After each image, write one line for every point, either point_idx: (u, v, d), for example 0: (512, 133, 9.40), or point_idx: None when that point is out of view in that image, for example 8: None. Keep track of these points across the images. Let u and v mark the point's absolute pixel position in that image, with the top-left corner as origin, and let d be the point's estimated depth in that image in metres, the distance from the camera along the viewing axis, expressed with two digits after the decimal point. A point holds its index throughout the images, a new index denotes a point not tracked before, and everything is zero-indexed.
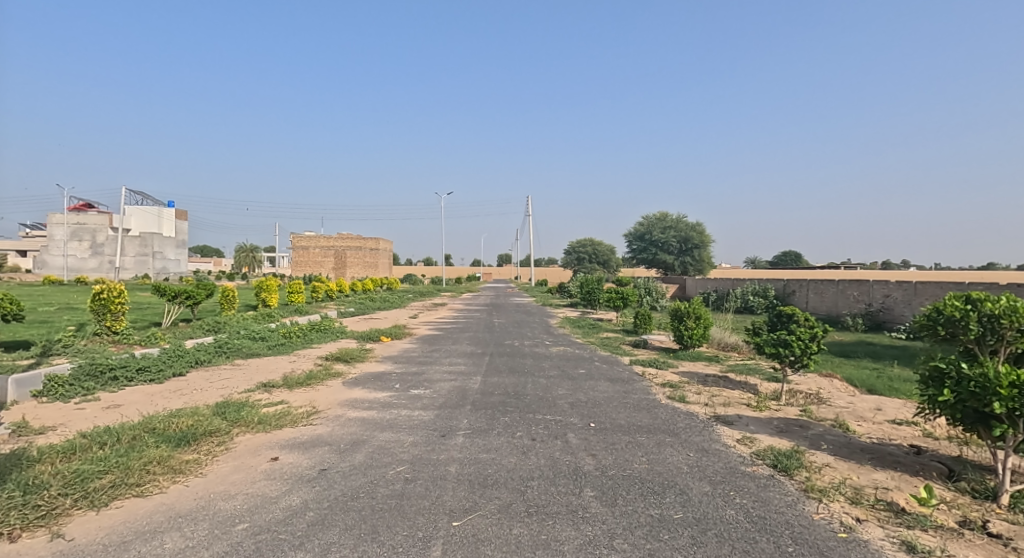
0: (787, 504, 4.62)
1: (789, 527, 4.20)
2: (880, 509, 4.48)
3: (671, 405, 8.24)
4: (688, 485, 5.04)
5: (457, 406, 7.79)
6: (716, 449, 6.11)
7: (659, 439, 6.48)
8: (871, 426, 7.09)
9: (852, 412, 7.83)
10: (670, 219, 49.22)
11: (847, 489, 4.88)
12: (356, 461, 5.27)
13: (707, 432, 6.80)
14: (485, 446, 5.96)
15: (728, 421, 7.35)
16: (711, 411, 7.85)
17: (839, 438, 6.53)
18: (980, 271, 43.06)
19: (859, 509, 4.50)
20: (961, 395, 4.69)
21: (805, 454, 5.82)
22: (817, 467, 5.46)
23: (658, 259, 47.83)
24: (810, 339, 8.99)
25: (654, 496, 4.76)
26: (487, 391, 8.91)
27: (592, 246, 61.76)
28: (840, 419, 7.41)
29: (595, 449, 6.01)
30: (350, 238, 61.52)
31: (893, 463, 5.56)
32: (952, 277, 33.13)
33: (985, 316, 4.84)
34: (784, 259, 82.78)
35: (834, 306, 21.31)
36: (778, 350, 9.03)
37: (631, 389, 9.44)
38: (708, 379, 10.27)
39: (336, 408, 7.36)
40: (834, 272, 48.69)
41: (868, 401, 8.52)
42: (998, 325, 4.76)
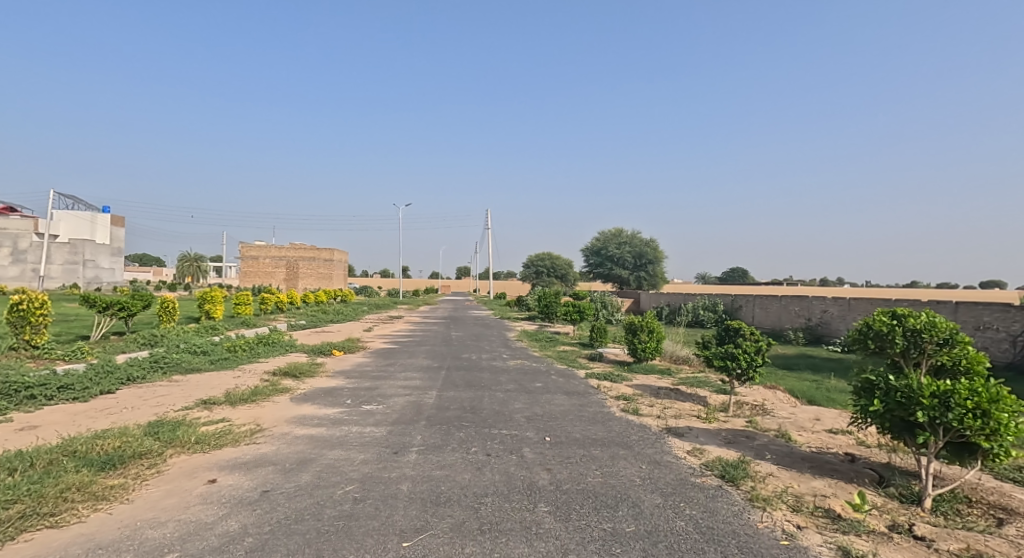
0: (733, 514, 4.72)
1: (735, 536, 4.29)
2: (819, 516, 4.65)
3: (624, 418, 8.34)
4: (640, 497, 5.07)
5: (411, 421, 7.63)
6: (667, 461, 6.21)
7: (613, 452, 6.53)
8: (811, 435, 7.36)
9: (793, 423, 8.11)
10: (624, 235, 50.20)
11: (789, 497, 5.05)
12: (302, 481, 5.06)
13: (659, 444, 6.91)
14: (439, 463, 5.85)
15: (679, 432, 7.49)
16: (663, 424, 7.97)
17: (782, 447, 6.76)
18: (921, 291, 45.15)
19: (799, 516, 4.65)
20: (889, 405, 4.94)
21: (750, 464, 5.99)
22: (761, 477, 5.62)
23: (613, 274, 48.46)
24: (755, 352, 9.31)
25: (607, 509, 4.78)
26: (442, 406, 8.77)
27: (551, 258, 62.08)
28: (782, 429, 7.67)
29: (550, 464, 5.99)
30: (302, 247, 59.89)
31: (829, 471, 5.80)
32: (882, 293, 35.01)
33: (909, 330, 5.17)
34: (732, 275, 85.63)
35: (777, 320, 22.17)
36: (726, 363, 9.30)
37: (587, 402, 9.51)
38: (660, 392, 10.45)
39: (282, 425, 7.08)
40: (776, 290, 50.54)
41: (808, 412, 8.86)
42: (920, 338, 5.09)
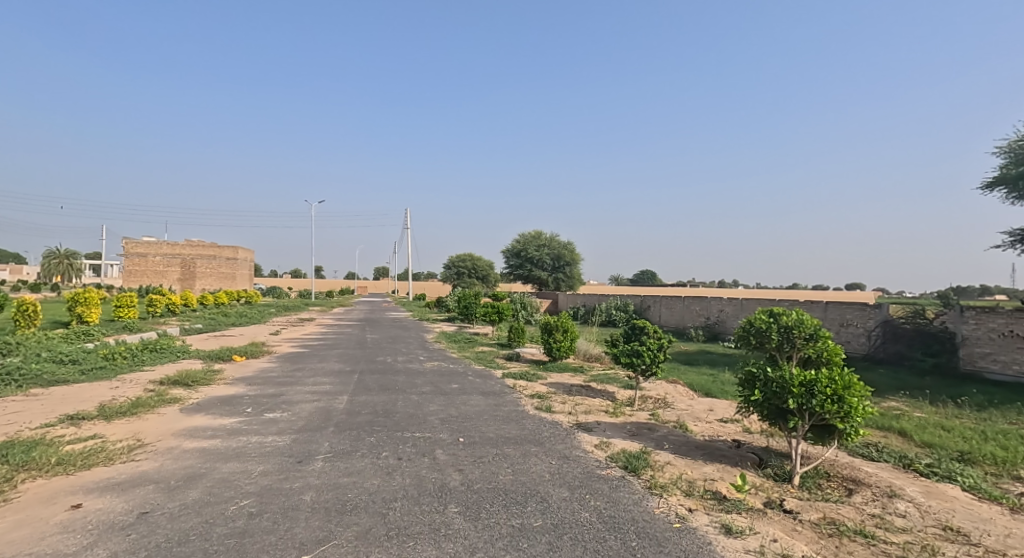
0: (634, 502, 4.95)
1: (634, 523, 4.51)
2: (707, 498, 4.99)
3: (537, 415, 8.49)
4: (549, 492, 5.19)
5: (318, 428, 7.33)
6: (576, 456, 6.40)
7: (525, 449, 6.63)
8: (705, 425, 7.90)
9: (690, 413, 8.65)
10: (543, 238, 51.13)
11: (683, 483, 5.37)
12: (189, 499, 4.71)
13: (569, 439, 7.10)
14: (347, 470, 5.65)
15: (588, 427, 7.74)
16: (574, 420, 8.20)
17: (680, 437, 7.19)
18: (806, 292, 49.81)
19: (691, 500, 4.97)
20: (767, 394, 5.42)
21: (651, 454, 6.32)
22: (660, 466, 5.94)
23: (533, 275, 49.12)
24: (657, 349, 9.81)
25: (516, 506, 4.85)
26: (353, 411, 8.48)
27: (471, 259, 61.76)
28: (681, 420, 8.15)
29: (462, 464, 5.98)
30: (200, 245, 55.71)
31: (718, 457, 6.25)
32: (773, 292, 38.28)
33: (782, 326, 5.82)
34: (642, 277, 89.89)
35: (681, 319, 23.54)
36: (632, 360, 9.74)
37: (502, 401, 9.59)
38: (573, 389, 10.75)
39: (168, 439, 6.54)
40: (683, 291, 53.74)
41: (704, 404, 9.48)
42: (791, 334, 5.74)
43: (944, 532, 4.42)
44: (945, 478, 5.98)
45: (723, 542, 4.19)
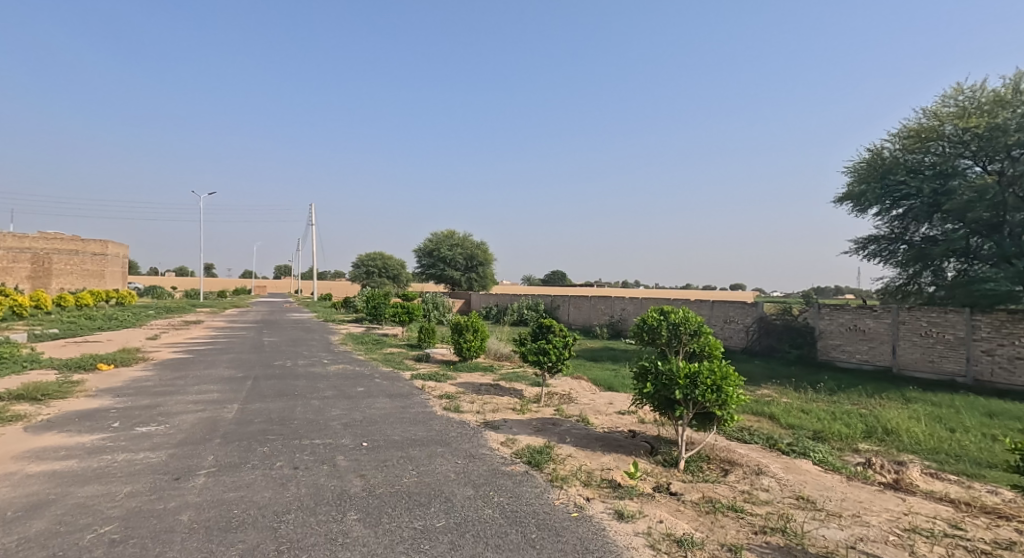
0: (535, 495, 5.06)
1: (534, 516, 4.61)
2: (604, 487, 5.22)
3: (445, 416, 8.43)
4: (453, 491, 5.17)
5: (202, 440, 6.80)
6: (482, 454, 6.42)
7: (431, 450, 6.56)
8: (605, 417, 8.26)
9: (592, 407, 8.99)
10: (456, 237, 50.84)
11: (582, 474, 5.58)
12: (35, 532, 4.20)
13: (475, 438, 7.12)
14: (235, 484, 5.29)
15: (495, 425, 7.80)
16: (481, 418, 8.23)
17: (582, 430, 7.45)
18: (702, 292, 53.52)
19: (589, 489, 5.16)
20: (657, 386, 5.76)
21: (553, 448, 6.49)
22: (562, 458, 6.12)
23: (445, 275, 48.63)
24: (563, 346, 10.08)
25: (419, 508, 4.78)
26: (244, 420, 7.95)
27: (381, 258, 60.05)
28: (583, 414, 8.45)
29: (364, 469, 5.80)
30: (58, 240, 49.84)
31: (615, 447, 6.57)
32: (672, 292, 40.74)
33: (672, 324, 6.30)
34: (553, 278, 92.09)
35: (587, 318, 24.43)
36: (539, 358, 9.96)
37: (409, 403, 9.42)
38: (482, 388, 10.80)
39: (10, 464, 5.76)
40: (591, 291, 55.77)
41: (605, 398, 9.90)
42: (679, 330, 6.24)
43: (798, 502, 5.15)
44: (801, 454, 6.95)
45: (617, 527, 4.40)
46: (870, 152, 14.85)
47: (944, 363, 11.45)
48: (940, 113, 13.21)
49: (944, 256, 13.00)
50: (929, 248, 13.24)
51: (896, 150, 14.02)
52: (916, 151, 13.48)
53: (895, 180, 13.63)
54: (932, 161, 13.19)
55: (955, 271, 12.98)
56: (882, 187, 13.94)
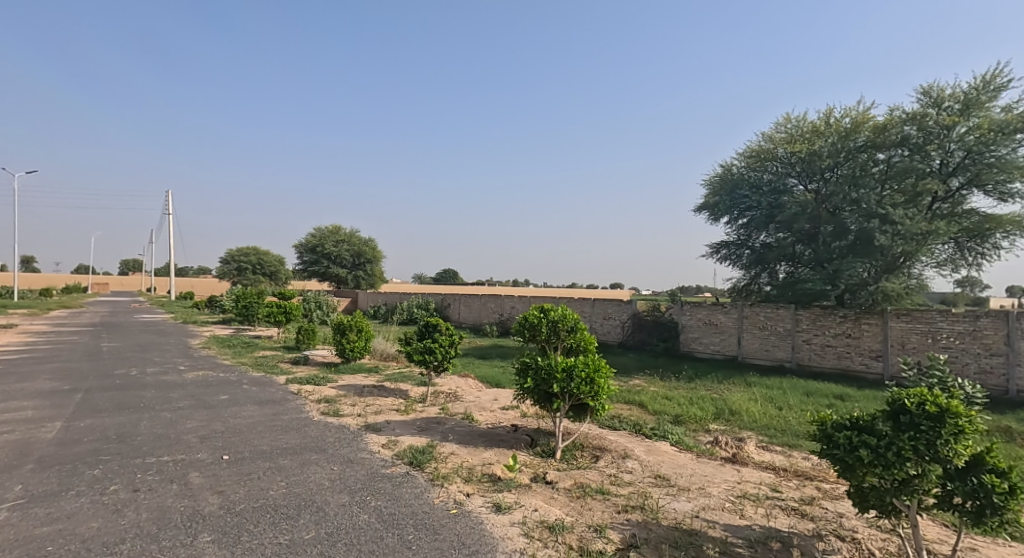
0: (415, 496, 5.02)
1: (412, 516, 4.58)
2: (484, 481, 5.31)
3: (322, 421, 8.06)
4: (326, 500, 4.97)
5: (11, 468, 5.87)
6: (361, 458, 6.23)
7: (303, 459, 6.23)
8: (490, 414, 8.39)
9: (478, 405, 9.09)
10: (342, 233, 48.63)
11: (463, 470, 5.63)
12: None
13: (354, 442, 6.89)
14: (52, 516, 4.66)
15: (376, 428, 7.61)
16: (362, 422, 7.98)
17: (465, 428, 7.52)
18: (587, 292, 56.15)
19: (469, 485, 5.23)
20: (536, 381, 5.99)
21: (436, 447, 6.48)
22: (443, 457, 6.13)
23: (329, 272, 46.37)
24: (449, 345, 10.05)
25: (286, 521, 4.53)
26: (72, 440, 6.99)
27: (256, 254, 55.69)
28: (468, 411, 8.51)
29: (223, 485, 5.37)
30: None
31: (498, 441, 6.71)
32: (560, 291, 42.31)
33: (551, 321, 6.60)
34: (443, 276, 91.46)
35: (478, 317, 24.62)
36: (424, 357, 9.85)
37: (282, 409, 8.86)
38: (364, 390, 10.47)
39: None
40: (482, 289, 56.23)
41: (491, 395, 10.06)
42: (557, 327, 6.57)
43: (656, 480, 5.76)
44: (660, 436, 7.64)
45: (494, 519, 4.51)
46: (722, 168, 16.66)
47: (777, 352, 13.17)
48: (774, 138, 15.21)
49: (777, 259, 14.89)
50: (766, 253, 15.06)
51: (742, 167, 15.89)
52: (757, 169, 15.47)
53: (742, 193, 15.40)
54: (768, 178, 15.14)
55: (785, 273, 14.89)
56: (731, 198, 15.66)
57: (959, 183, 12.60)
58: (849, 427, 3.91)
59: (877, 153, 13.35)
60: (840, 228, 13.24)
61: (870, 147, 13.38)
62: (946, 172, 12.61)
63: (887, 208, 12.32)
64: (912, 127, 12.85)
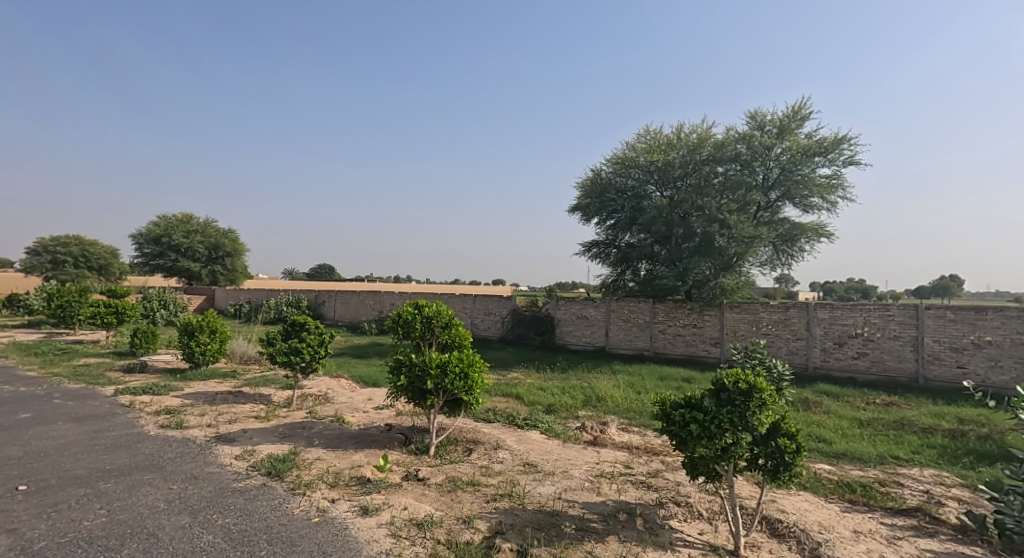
0: (271, 509, 4.80)
1: (267, 531, 4.38)
2: (350, 485, 5.23)
3: (161, 436, 7.32)
4: (161, 524, 4.55)
5: None
6: (209, 473, 5.79)
7: (133, 481, 5.62)
8: (362, 414, 8.22)
9: (349, 406, 8.85)
10: (195, 222, 43.72)
11: (328, 476, 5.49)
12: None
13: (202, 456, 6.37)
14: None
15: (230, 438, 7.10)
16: (212, 433, 7.38)
17: (334, 431, 7.30)
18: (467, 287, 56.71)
19: (335, 491, 5.12)
20: (410, 378, 6.02)
21: (299, 454, 6.22)
22: (307, 463, 5.91)
23: (176, 267, 41.04)
24: (318, 345, 9.60)
25: (106, 554, 4.08)
26: None
27: None
28: (338, 413, 8.27)
29: (22, 521, 4.67)
30: None
31: (369, 442, 6.63)
32: (439, 287, 42.23)
33: (425, 318, 6.66)
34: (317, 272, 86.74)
35: (354, 314, 23.83)
36: (290, 358, 9.28)
37: (107, 426, 7.87)
38: (217, 398, 9.68)
39: None
40: (358, 285, 54.29)
41: (364, 394, 9.85)
42: (432, 323, 6.66)
43: (524, 468, 6.05)
44: (532, 425, 8.03)
45: (360, 523, 4.48)
46: (592, 173, 17.64)
47: (639, 342, 14.36)
48: (636, 147, 16.35)
49: (639, 258, 16.21)
50: (630, 252, 16.36)
51: (610, 173, 16.94)
52: (622, 175, 16.56)
53: (609, 198, 16.48)
54: (631, 184, 16.35)
55: (646, 271, 16.27)
56: (602, 202, 16.67)
57: (776, 196, 14.95)
58: (683, 406, 4.46)
59: (717, 167, 15.04)
60: (689, 233, 14.86)
61: (713, 161, 15.06)
62: (767, 186, 14.90)
63: (724, 215, 14.10)
64: (743, 146, 14.82)
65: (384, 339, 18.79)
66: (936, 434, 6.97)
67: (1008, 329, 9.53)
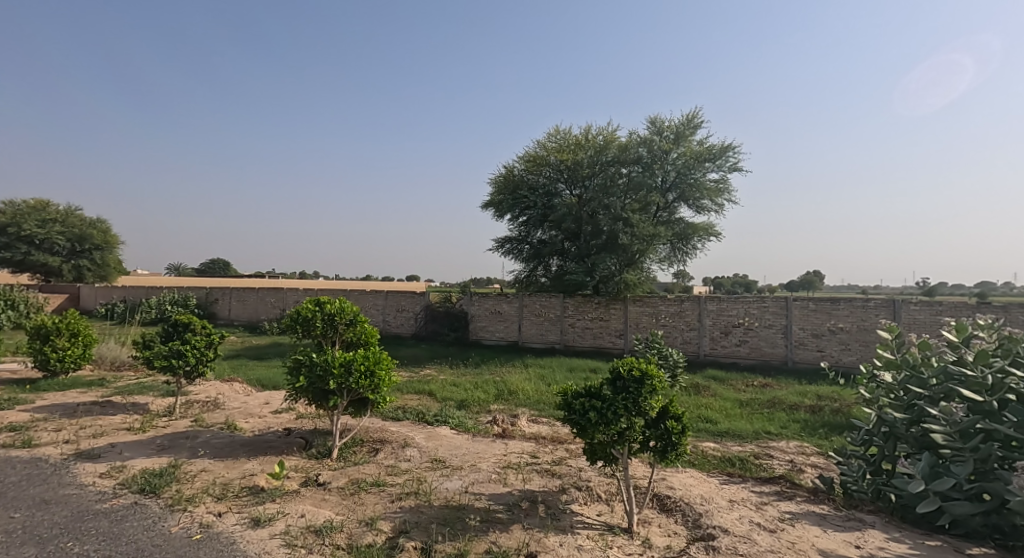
0: (143, 529, 4.36)
1: (139, 554, 3.98)
2: (240, 496, 4.89)
3: (4, 456, 6.40)
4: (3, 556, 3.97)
5: None
6: (67, 494, 5.14)
7: None
8: (256, 420, 7.73)
9: (241, 411, 8.30)
10: None
11: (214, 488, 5.09)
12: None
13: (60, 476, 5.65)
14: None
15: (95, 454, 6.35)
16: (72, 450, 6.57)
17: (223, 439, 6.80)
18: (376, 283, 55.36)
19: (221, 504, 4.76)
20: (310, 379, 5.75)
21: (180, 466, 5.71)
22: (189, 476, 5.45)
23: (29, 263, 29.46)
24: (206, 347, 8.87)
25: None
26: None
27: None
28: (229, 420, 7.72)
29: None
30: None
31: (264, 449, 6.25)
32: (345, 284, 40.80)
33: (326, 314, 6.38)
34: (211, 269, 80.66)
35: (252, 313, 22.46)
36: (170, 362, 8.38)
37: None
38: (77, 411, 8.66)
39: None
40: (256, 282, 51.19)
41: (259, 398, 9.29)
42: (334, 320, 6.40)
43: (432, 464, 5.99)
44: (442, 421, 7.97)
45: (249, 536, 4.20)
46: (505, 170, 17.77)
47: (550, 336, 14.69)
48: (547, 146, 16.65)
49: (551, 254, 16.61)
50: (541, 248, 16.66)
51: (522, 170, 17.09)
52: (533, 172, 16.75)
53: (521, 195, 16.70)
54: (542, 182, 16.66)
55: (557, 267, 16.68)
56: (514, 198, 16.85)
57: (672, 197, 15.84)
58: (584, 395, 4.60)
59: (621, 168, 15.69)
60: (597, 230, 15.01)
61: (617, 162, 15.60)
62: (665, 188, 15.76)
63: (627, 213, 14.68)
64: (644, 149, 15.47)
65: (277, 339, 17.88)
66: (801, 409, 7.75)
67: (856, 317, 10.84)
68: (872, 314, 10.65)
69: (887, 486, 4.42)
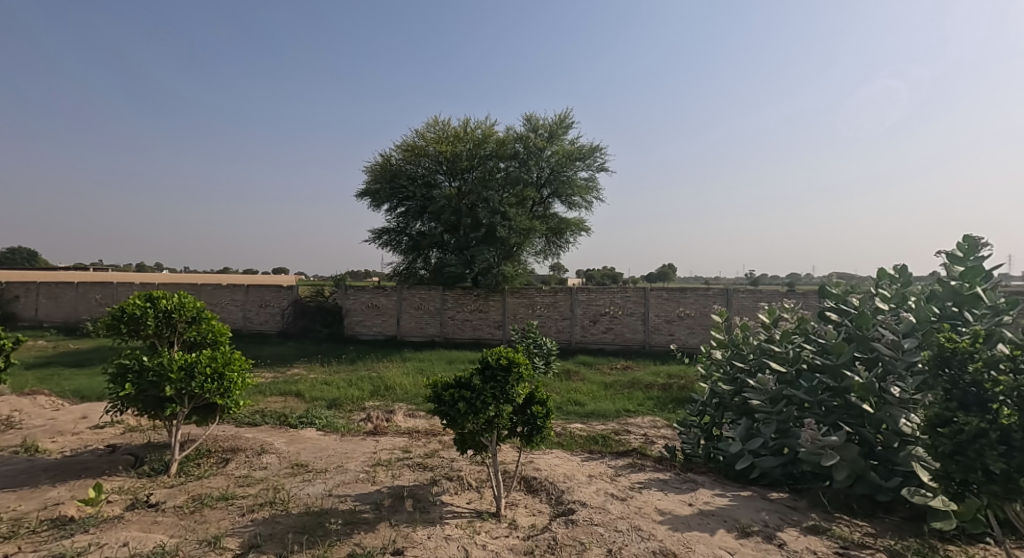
0: None
1: None
2: (39, 532, 4.14)
3: None
4: None
5: None
6: None
7: None
8: (68, 439, 6.64)
9: (47, 430, 7.08)
10: None
11: (2, 525, 4.26)
12: None
13: None
14: None
15: None
16: None
17: (19, 465, 5.74)
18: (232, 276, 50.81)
19: (10, 543, 3.99)
20: (141, 386, 5.03)
21: None
22: None
23: None
24: None
25: None
26: None
27: None
28: (30, 441, 6.53)
29: None
30: None
31: (77, 472, 5.38)
32: (192, 278, 36.83)
33: (160, 311, 5.62)
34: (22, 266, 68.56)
35: (72, 312, 19.44)
36: None
37: None
38: None
39: None
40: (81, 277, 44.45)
41: (73, 413, 8.02)
42: (172, 318, 5.67)
43: (292, 470, 5.57)
44: (308, 423, 7.46)
45: None
46: (382, 158, 17.03)
47: (429, 328, 14.44)
48: (425, 137, 16.27)
49: (429, 247, 16.23)
50: (420, 240, 16.28)
51: (400, 159, 16.46)
52: (412, 162, 16.26)
53: (400, 184, 15.99)
54: (421, 173, 16.23)
55: (436, 259, 16.41)
56: (392, 188, 16.12)
57: (546, 193, 16.33)
58: (453, 386, 4.51)
59: (499, 163, 15.92)
60: (476, 222, 15.27)
61: (496, 156, 15.83)
62: (540, 183, 16.20)
63: (505, 207, 14.83)
64: (520, 145, 15.94)
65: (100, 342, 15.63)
66: (654, 388, 8.38)
67: (698, 304, 12.01)
68: (710, 301, 11.90)
69: (715, 449, 4.98)
